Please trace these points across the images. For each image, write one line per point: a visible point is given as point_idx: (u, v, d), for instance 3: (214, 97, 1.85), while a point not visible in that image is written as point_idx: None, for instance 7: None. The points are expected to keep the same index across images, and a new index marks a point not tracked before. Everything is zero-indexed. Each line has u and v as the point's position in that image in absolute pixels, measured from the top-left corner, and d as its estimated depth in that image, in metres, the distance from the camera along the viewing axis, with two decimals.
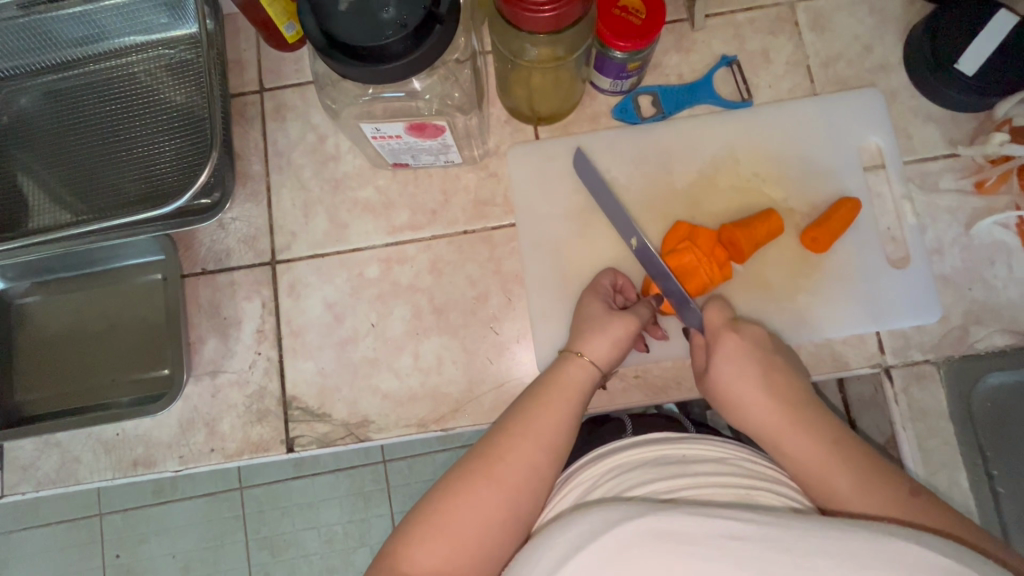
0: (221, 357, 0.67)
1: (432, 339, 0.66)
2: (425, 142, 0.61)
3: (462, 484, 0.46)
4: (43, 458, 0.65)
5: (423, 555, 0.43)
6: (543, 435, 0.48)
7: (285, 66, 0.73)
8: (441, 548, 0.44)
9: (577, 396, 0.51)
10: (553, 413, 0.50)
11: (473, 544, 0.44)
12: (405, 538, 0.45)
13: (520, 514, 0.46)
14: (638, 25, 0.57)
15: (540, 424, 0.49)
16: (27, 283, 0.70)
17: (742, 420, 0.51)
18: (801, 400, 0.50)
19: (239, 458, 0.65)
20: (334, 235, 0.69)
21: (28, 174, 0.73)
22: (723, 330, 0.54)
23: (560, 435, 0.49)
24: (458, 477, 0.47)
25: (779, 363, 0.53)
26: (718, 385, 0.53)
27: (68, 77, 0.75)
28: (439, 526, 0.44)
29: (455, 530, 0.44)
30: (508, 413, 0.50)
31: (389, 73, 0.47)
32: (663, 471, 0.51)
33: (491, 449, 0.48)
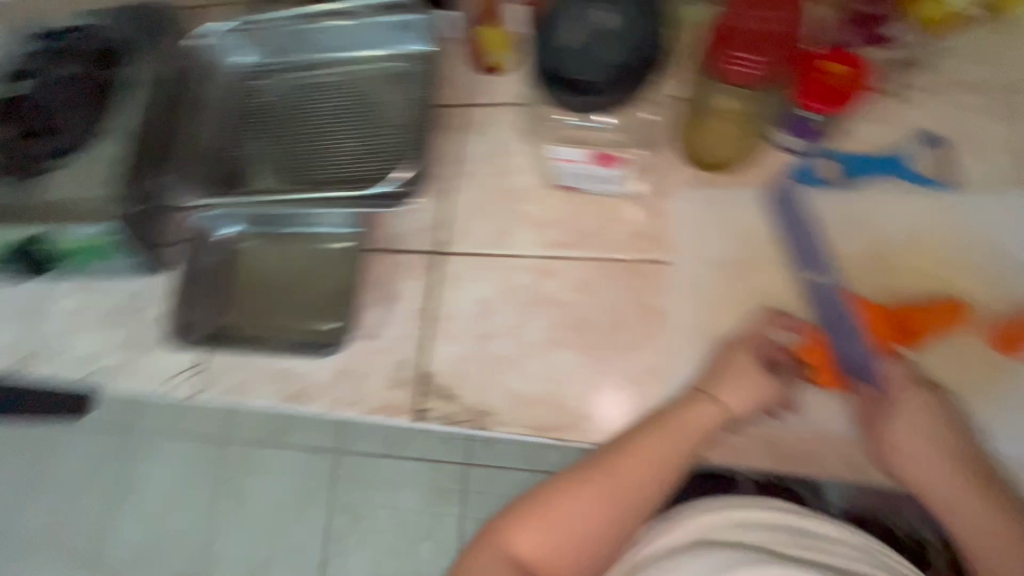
0: (380, 325, 0.76)
1: (565, 352, 0.69)
2: (603, 172, 0.65)
3: (575, 486, 0.60)
4: (229, 373, 0.79)
5: (530, 529, 0.59)
6: (649, 462, 0.60)
7: (485, 87, 0.83)
8: (545, 532, 0.59)
9: (689, 438, 0.60)
10: (663, 446, 0.60)
11: (571, 535, 0.58)
12: (517, 521, 0.60)
13: (616, 520, 0.59)
14: (832, 87, 0.62)
15: (644, 452, 0.60)
16: (251, 231, 0.86)
17: (920, 479, 0.57)
18: (976, 482, 0.56)
19: (375, 415, 0.73)
20: (496, 239, 0.76)
21: (266, 146, 0.89)
22: (906, 389, 0.58)
23: (659, 468, 0.60)
24: (571, 477, 0.60)
25: (950, 430, 0.58)
26: (898, 456, 0.57)
27: (315, 74, 0.92)
28: (550, 509, 0.59)
29: (555, 518, 0.59)
30: (625, 435, 0.62)
31: (598, 105, 0.54)
32: (764, 521, 0.61)
33: (604, 461, 0.60)
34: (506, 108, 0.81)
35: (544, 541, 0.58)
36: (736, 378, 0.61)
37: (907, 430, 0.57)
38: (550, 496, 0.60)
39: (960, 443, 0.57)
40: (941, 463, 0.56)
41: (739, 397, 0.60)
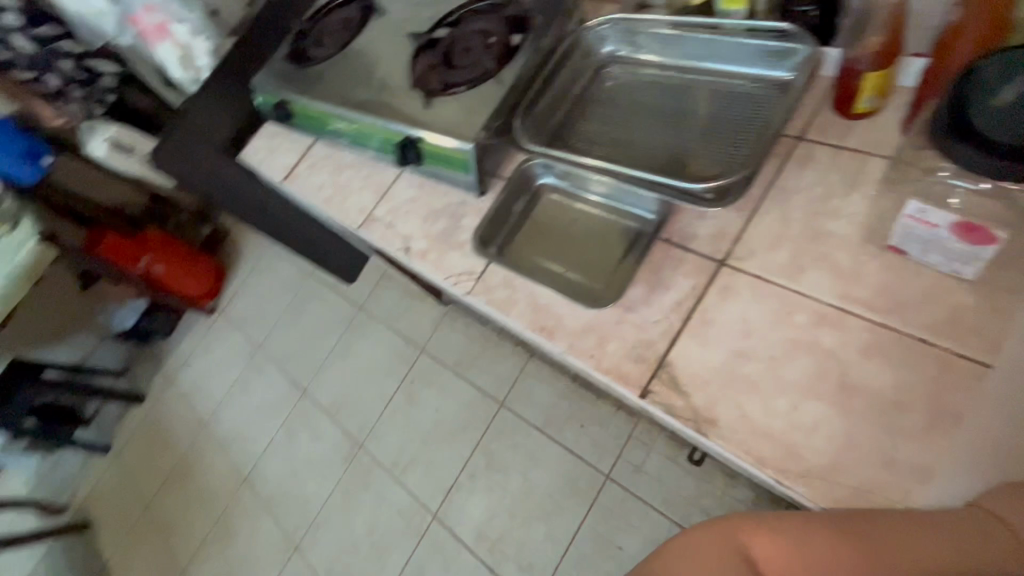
0: (639, 302, 0.82)
1: (821, 406, 0.66)
2: (955, 244, 0.63)
3: (830, 536, 0.54)
4: (499, 288, 0.94)
5: (758, 546, 0.55)
6: (916, 552, 0.51)
7: (835, 129, 0.82)
8: (773, 562, 0.54)
9: (994, 565, 0.49)
10: (960, 552, 0.50)
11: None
12: (748, 528, 0.57)
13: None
14: None
15: (923, 546, 0.51)
16: (562, 187, 0.99)
17: None
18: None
19: (604, 375, 0.80)
20: (788, 272, 0.75)
21: (598, 124, 1.00)
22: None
23: (934, 566, 0.51)
24: (817, 520, 0.56)
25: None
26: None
27: (665, 76, 0.99)
28: (786, 537, 0.55)
29: (792, 557, 0.54)
30: (905, 515, 0.55)
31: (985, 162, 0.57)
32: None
33: (874, 526, 0.54)
34: (849, 155, 0.79)
35: (765, 566, 0.55)
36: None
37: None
38: (790, 525, 0.56)
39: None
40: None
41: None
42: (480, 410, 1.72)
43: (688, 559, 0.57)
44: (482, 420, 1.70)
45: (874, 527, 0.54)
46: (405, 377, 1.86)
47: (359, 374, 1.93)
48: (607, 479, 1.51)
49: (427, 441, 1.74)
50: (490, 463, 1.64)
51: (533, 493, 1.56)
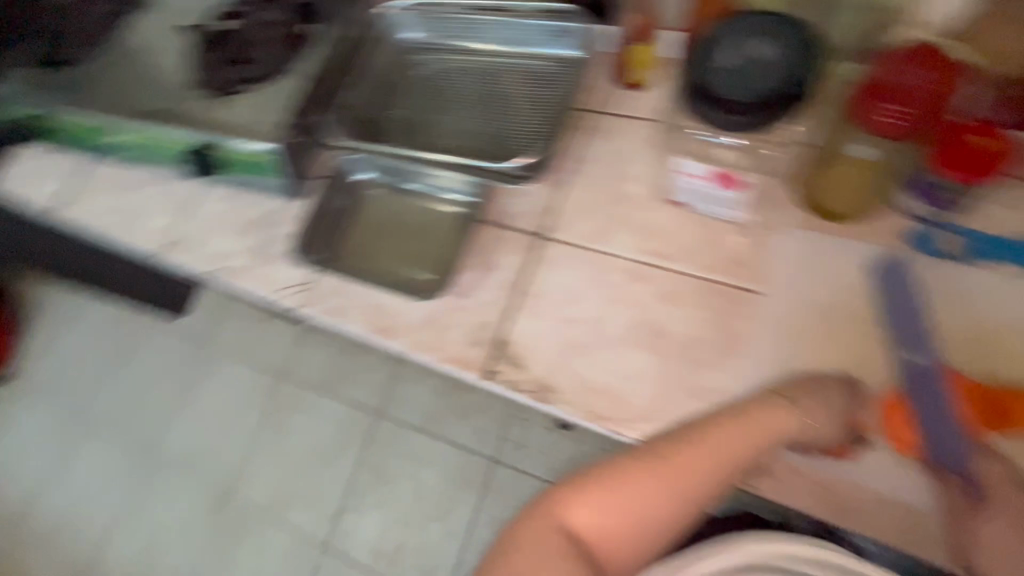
0: (472, 286, 0.83)
1: (638, 352, 0.72)
2: (721, 193, 0.72)
3: (641, 467, 0.60)
4: (330, 296, 0.87)
5: (593, 503, 0.60)
6: (713, 458, 0.60)
7: (619, 100, 0.89)
8: (603, 510, 0.59)
9: (762, 438, 0.61)
10: (737, 440, 0.60)
11: (632, 512, 0.59)
12: (585, 486, 0.61)
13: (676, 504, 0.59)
14: (983, 161, 0.59)
15: (716, 448, 0.60)
16: (383, 183, 0.94)
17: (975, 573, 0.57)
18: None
19: (449, 365, 0.79)
20: (597, 235, 0.81)
21: (408, 110, 0.97)
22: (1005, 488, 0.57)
23: (727, 463, 0.59)
24: (636, 461, 0.60)
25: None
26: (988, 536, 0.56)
27: (468, 58, 0.99)
28: (616, 485, 0.60)
29: (617, 497, 0.59)
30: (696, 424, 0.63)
31: (732, 121, 0.58)
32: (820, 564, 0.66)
33: (675, 444, 0.61)
34: (633, 122, 0.87)
35: (608, 516, 0.59)
36: (813, 399, 0.62)
37: (1007, 522, 0.56)
38: (616, 472, 0.60)
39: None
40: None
41: (808, 411, 0.61)
42: (355, 427, 1.62)
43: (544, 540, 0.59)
44: (359, 434, 1.61)
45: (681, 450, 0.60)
46: (264, 412, 1.68)
47: (207, 418, 1.70)
48: (494, 460, 1.53)
49: (302, 472, 1.60)
50: (376, 475, 1.56)
51: (424, 493, 1.53)
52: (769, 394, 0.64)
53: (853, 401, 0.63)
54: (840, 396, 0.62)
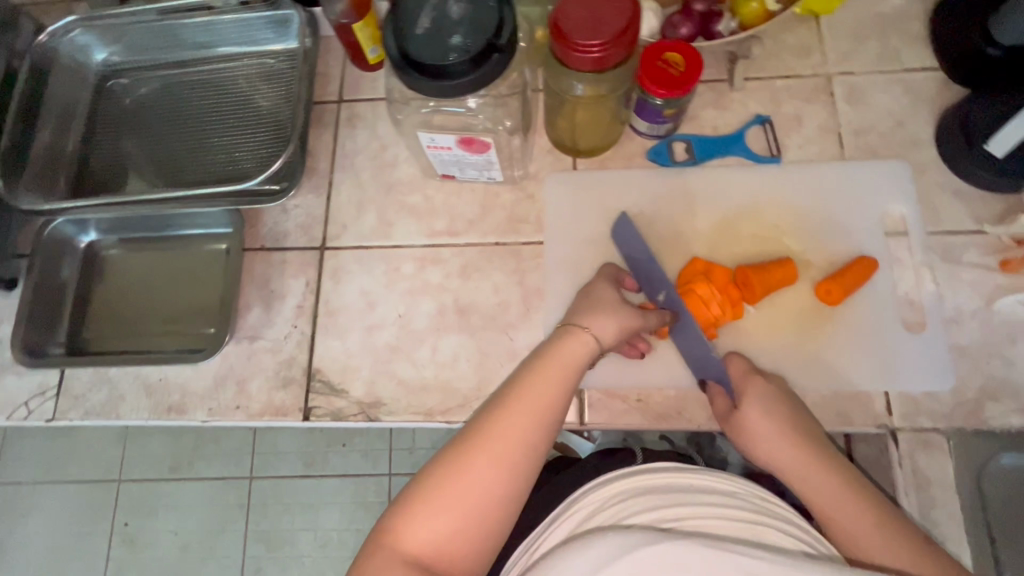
0: (262, 325, 0.74)
1: (452, 336, 0.71)
2: (472, 157, 0.68)
3: (462, 456, 0.47)
4: (93, 391, 0.73)
5: (421, 529, 0.45)
6: (538, 409, 0.50)
7: (363, 83, 0.84)
8: (437, 525, 0.45)
9: (576, 367, 0.53)
10: (556, 378, 0.52)
11: (471, 511, 0.46)
12: (405, 512, 0.46)
13: (518, 482, 0.48)
14: (676, 77, 0.63)
15: (538, 399, 0.51)
16: (115, 238, 0.80)
17: (766, 457, 0.54)
18: (818, 438, 0.54)
19: (260, 419, 0.70)
20: (380, 231, 0.76)
21: (134, 148, 0.85)
22: (749, 377, 0.58)
23: (554, 409, 0.51)
24: (454, 454, 0.48)
25: (796, 405, 0.57)
26: (746, 423, 0.56)
27: (183, 72, 0.88)
28: (442, 493, 0.46)
29: (449, 502, 0.46)
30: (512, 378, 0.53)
31: (436, 87, 0.54)
32: (667, 496, 0.53)
33: (496, 411, 0.50)
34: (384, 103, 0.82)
35: (449, 533, 0.45)
36: (597, 311, 0.58)
37: (757, 410, 0.56)
38: (436, 477, 0.47)
39: (803, 415, 0.56)
40: (791, 436, 0.54)
41: (602, 323, 0.57)
42: (227, 503, 1.15)
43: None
44: (240, 507, 1.14)
45: (502, 418, 0.49)
46: (117, 526, 1.15)
47: (44, 505, 1.17)
48: (392, 475, 1.15)
49: (211, 557, 1.13)
50: (270, 543, 1.13)
51: (327, 547, 1.12)
52: (562, 325, 0.57)
53: (619, 304, 0.59)
54: (611, 304, 0.58)
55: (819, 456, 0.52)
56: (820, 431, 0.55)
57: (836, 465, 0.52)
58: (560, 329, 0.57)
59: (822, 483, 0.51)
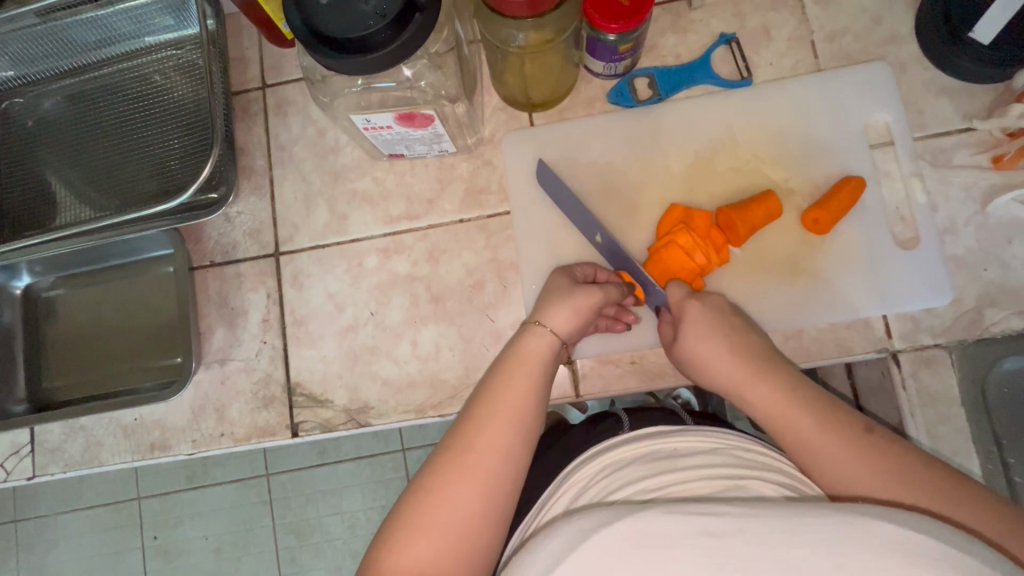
0: (229, 345, 0.69)
1: (430, 327, 0.67)
2: (416, 132, 0.62)
3: (439, 475, 0.45)
4: (70, 441, 0.70)
5: (407, 563, 0.42)
6: (509, 415, 0.48)
7: (286, 62, 0.75)
8: (420, 552, 0.43)
9: (541, 367, 0.51)
10: (524, 376, 0.50)
11: (454, 529, 0.43)
12: (389, 544, 0.43)
13: (502, 495, 0.45)
14: (627, 6, 0.56)
15: (509, 402, 0.48)
16: (53, 277, 0.74)
17: (711, 381, 0.52)
18: (765, 356, 0.50)
19: (248, 442, 0.68)
20: (335, 225, 0.71)
21: (55, 174, 0.77)
22: (685, 301, 0.55)
23: (529, 413, 0.48)
24: (430, 477, 0.45)
25: (739, 325, 0.53)
26: (682, 351, 0.54)
27: (84, 80, 0.79)
28: (423, 515, 0.44)
29: (430, 525, 0.43)
30: (482, 383, 0.51)
31: (354, 65, 0.47)
32: (651, 466, 0.52)
33: (470, 421, 0.48)
34: None
35: (436, 557, 0.43)
36: (553, 302, 0.55)
37: (697, 334, 0.53)
38: (416, 505, 0.44)
39: (746, 334, 0.52)
40: (730, 355, 0.51)
41: (563, 314, 0.54)
42: (248, 503, 1.15)
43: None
44: (262, 505, 1.14)
45: (475, 430, 0.47)
46: (147, 541, 1.15)
47: (70, 534, 1.16)
48: (405, 452, 1.14)
49: (246, 551, 1.14)
50: (298, 533, 1.14)
51: (354, 528, 1.13)
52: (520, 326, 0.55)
53: (575, 291, 0.56)
54: (562, 290, 0.56)
55: (761, 374, 0.48)
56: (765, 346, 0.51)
57: (787, 384, 0.47)
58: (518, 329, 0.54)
59: (766, 400, 0.47)
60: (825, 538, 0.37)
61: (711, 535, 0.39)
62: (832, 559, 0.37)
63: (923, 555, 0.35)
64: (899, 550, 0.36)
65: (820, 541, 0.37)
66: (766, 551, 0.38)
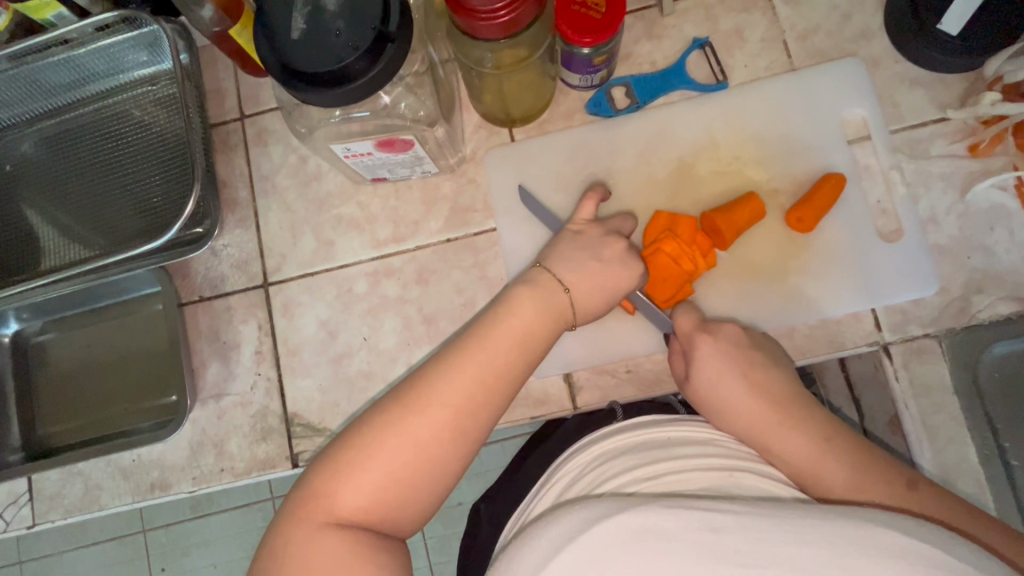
0: (223, 380, 0.69)
1: (423, 348, 0.67)
2: (397, 157, 0.62)
3: (403, 412, 0.46)
4: (68, 487, 0.69)
5: (349, 487, 0.44)
6: (487, 372, 0.49)
7: (263, 91, 0.75)
8: (365, 481, 0.45)
9: (526, 330, 0.52)
10: (508, 334, 0.51)
11: (405, 466, 0.45)
12: (337, 472, 0.45)
13: (458, 446, 0.47)
14: (598, 19, 0.57)
15: (486, 361, 0.49)
16: (41, 322, 0.74)
17: (727, 423, 0.53)
18: (782, 390, 0.52)
19: (249, 476, 0.67)
20: (323, 252, 0.71)
21: (38, 214, 0.76)
22: (695, 335, 0.56)
23: (506, 375, 0.50)
24: (391, 412, 0.47)
25: (758, 358, 0.54)
26: (697, 391, 0.54)
27: (61, 121, 0.78)
28: (376, 448, 0.45)
29: (380, 460, 0.45)
30: (466, 333, 0.52)
31: (329, 97, 0.47)
32: (644, 456, 0.53)
33: (445, 366, 0.49)
34: None
35: (379, 490, 0.45)
36: (570, 258, 0.56)
37: (716, 370, 0.54)
38: (383, 416, 0.47)
39: (761, 367, 0.53)
40: (746, 394, 0.52)
41: (580, 274, 0.55)
42: (255, 528, 1.14)
43: (309, 546, 0.43)
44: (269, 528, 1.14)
45: (455, 365, 0.49)
46: (156, 573, 1.14)
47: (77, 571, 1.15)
48: None
49: None
50: None
51: None
52: (533, 266, 0.57)
53: (592, 251, 0.57)
54: (582, 246, 0.57)
55: (780, 413, 0.50)
56: (786, 378, 0.53)
57: (804, 419, 0.49)
58: (530, 270, 0.56)
59: (791, 441, 0.48)
60: (822, 535, 0.38)
61: (713, 530, 0.40)
62: (833, 559, 0.37)
63: (921, 557, 0.36)
64: (895, 551, 0.36)
65: (823, 541, 0.38)
66: (769, 546, 0.38)
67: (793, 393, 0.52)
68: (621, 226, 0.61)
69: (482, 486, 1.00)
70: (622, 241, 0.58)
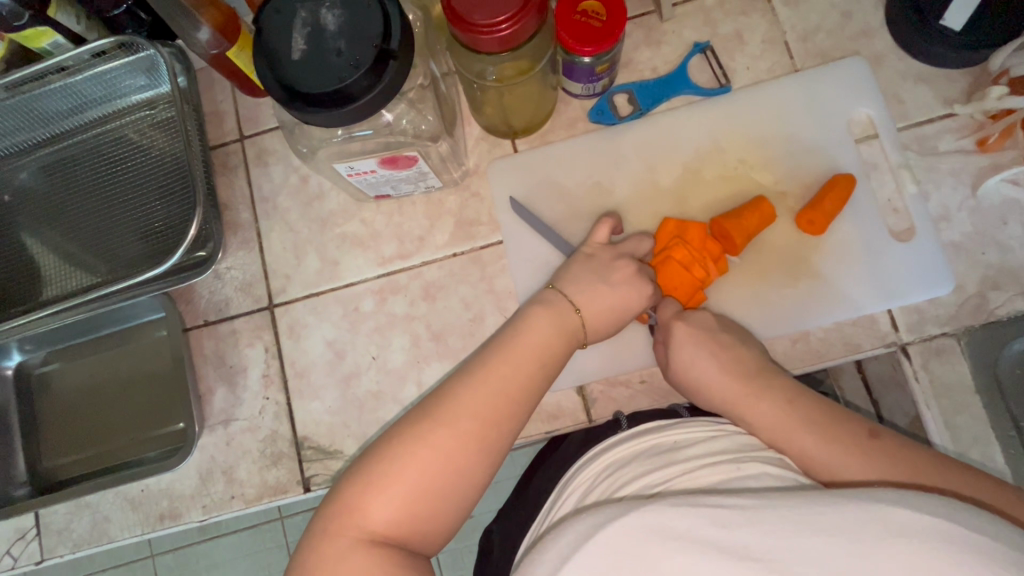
0: (231, 406, 0.68)
1: (434, 365, 0.66)
2: (400, 173, 0.61)
3: (431, 424, 0.46)
4: (76, 520, 0.68)
5: (379, 501, 0.43)
6: (515, 382, 0.48)
7: (262, 112, 0.74)
8: (395, 495, 0.44)
9: (547, 339, 0.51)
10: (530, 343, 0.51)
11: (437, 477, 0.44)
12: (365, 487, 0.44)
13: (488, 457, 0.46)
14: (599, 28, 0.56)
15: (513, 370, 0.49)
16: (44, 352, 0.73)
17: (706, 401, 0.54)
18: (755, 368, 0.53)
19: (260, 502, 0.66)
20: (327, 271, 0.70)
21: (43, 241, 0.76)
22: (672, 322, 0.57)
23: (532, 384, 0.49)
24: (419, 423, 0.46)
25: (728, 338, 0.56)
26: (679, 374, 0.56)
27: (59, 149, 0.78)
28: (407, 461, 0.44)
29: (410, 473, 0.44)
30: (490, 343, 0.51)
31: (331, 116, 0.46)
32: (654, 461, 0.51)
33: (473, 374, 0.49)
34: None
35: (408, 504, 0.44)
36: (584, 274, 0.56)
37: (705, 360, 0.54)
38: (411, 428, 0.46)
39: (732, 346, 0.55)
40: (723, 375, 0.53)
41: (594, 289, 0.54)
42: (267, 549, 1.12)
43: (341, 564, 0.42)
44: (280, 549, 1.11)
45: (481, 374, 0.48)
46: None
47: None
48: None
49: None
50: None
51: None
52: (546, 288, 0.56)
53: (603, 274, 0.56)
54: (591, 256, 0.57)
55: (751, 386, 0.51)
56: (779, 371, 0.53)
57: (800, 404, 0.49)
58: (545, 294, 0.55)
59: (763, 412, 0.50)
60: (834, 524, 0.37)
61: (723, 527, 0.39)
62: (847, 549, 0.36)
63: (934, 538, 0.35)
64: (904, 532, 0.36)
65: (833, 530, 0.37)
66: (780, 540, 0.37)
67: (765, 370, 0.53)
68: (633, 237, 0.60)
69: (495, 499, 0.99)
70: (637, 260, 0.57)
